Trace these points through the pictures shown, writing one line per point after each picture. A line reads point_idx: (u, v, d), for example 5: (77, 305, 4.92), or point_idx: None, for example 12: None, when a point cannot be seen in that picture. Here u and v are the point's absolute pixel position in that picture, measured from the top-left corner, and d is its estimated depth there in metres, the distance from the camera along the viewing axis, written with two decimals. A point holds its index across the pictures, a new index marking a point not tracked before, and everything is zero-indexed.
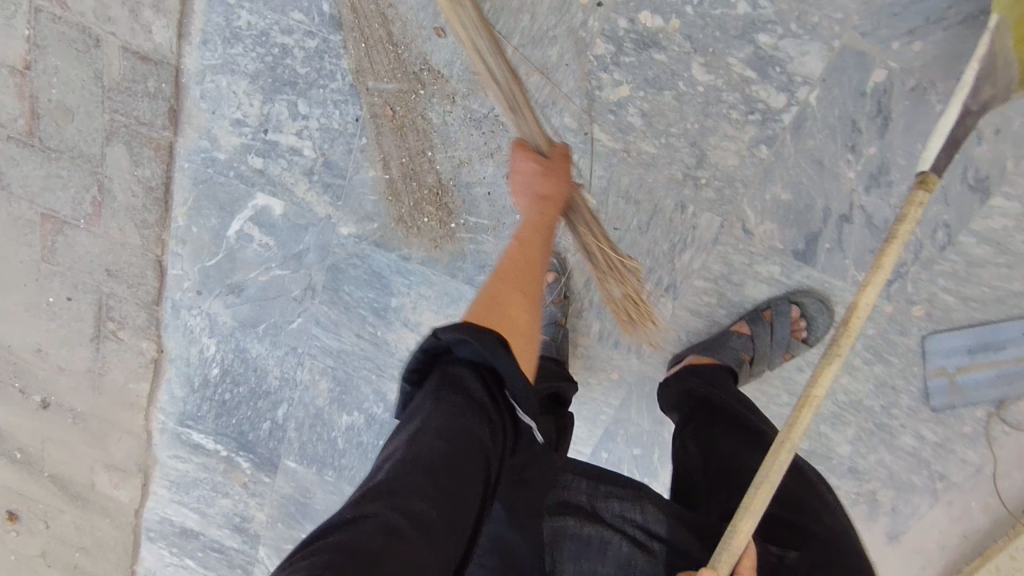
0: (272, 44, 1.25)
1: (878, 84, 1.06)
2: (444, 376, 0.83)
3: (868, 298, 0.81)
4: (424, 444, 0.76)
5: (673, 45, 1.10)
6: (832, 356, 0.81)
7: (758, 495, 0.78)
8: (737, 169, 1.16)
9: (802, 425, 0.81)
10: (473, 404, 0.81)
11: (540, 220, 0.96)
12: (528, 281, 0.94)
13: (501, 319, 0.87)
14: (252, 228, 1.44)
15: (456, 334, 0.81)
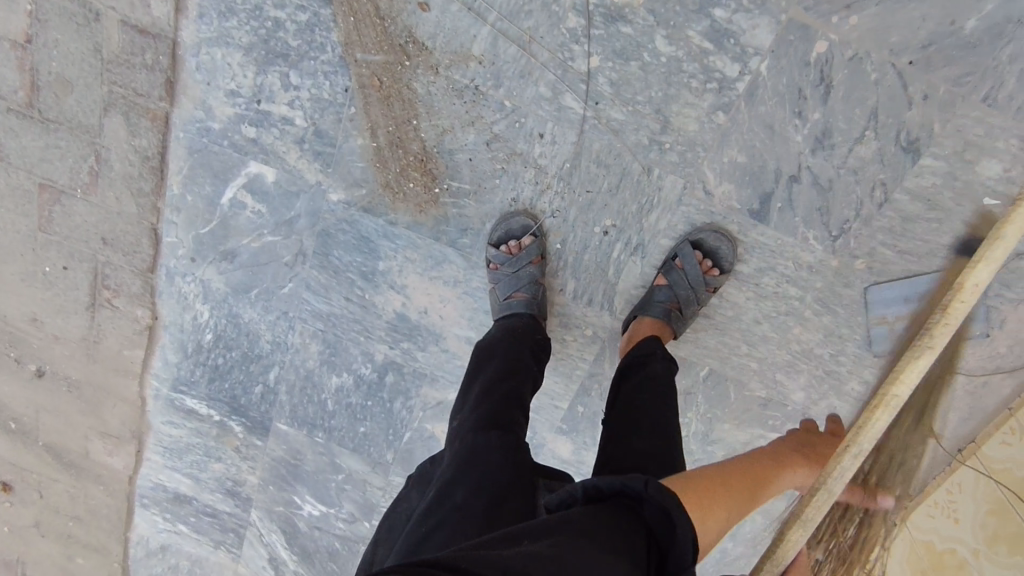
0: (265, 17, 1.32)
1: (821, 54, 1.18)
2: (623, 516, 0.82)
3: (978, 278, 0.85)
4: (572, 555, 0.75)
5: (638, 19, 1.21)
6: (925, 350, 0.86)
7: (813, 504, 0.88)
8: (697, 134, 1.27)
9: (873, 427, 0.86)
10: (636, 563, 0.78)
11: (777, 469, 1.13)
12: (739, 491, 1.01)
13: (700, 506, 0.92)
14: (246, 196, 1.52)
15: (665, 496, 0.80)
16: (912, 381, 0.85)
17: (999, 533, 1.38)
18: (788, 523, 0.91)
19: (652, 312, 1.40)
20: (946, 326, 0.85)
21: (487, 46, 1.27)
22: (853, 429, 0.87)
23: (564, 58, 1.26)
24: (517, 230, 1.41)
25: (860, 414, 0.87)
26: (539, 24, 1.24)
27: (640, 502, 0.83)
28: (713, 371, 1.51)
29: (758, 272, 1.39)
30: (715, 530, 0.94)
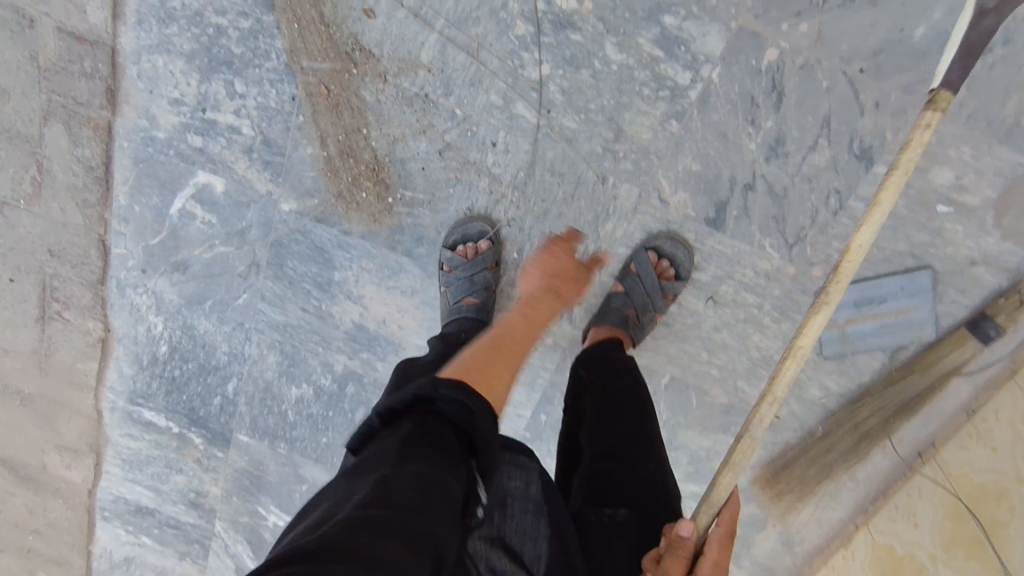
0: (207, 24, 1.28)
1: (772, 62, 1.16)
2: (421, 423, 0.80)
3: (862, 240, 0.84)
4: (395, 483, 0.71)
5: (587, 26, 1.19)
6: (820, 304, 0.86)
7: (741, 452, 0.91)
8: (651, 142, 1.25)
9: (786, 375, 0.88)
10: (452, 458, 0.77)
11: (553, 292, 1.21)
12: (495, 355, 1.05)
13: (475, 381, 0.93)
14: (195, 206, 1.48)
15: (455, 392, 0.81)
16: (815, 334, 0.87)
17: (954, 537, 1.41)
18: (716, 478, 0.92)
19: (609, 319, 1.39)
20: (839, 282, 0.86)
21: (435, 53, 1.24)
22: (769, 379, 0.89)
23: (515, 65, 1.23)
24: (473, 235, 1.37)
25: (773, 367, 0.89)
26: (487, 31, 1.22)
27: (435, 402, 0.81)
28: (675, 378, 1.49)
29: (716, 280, 1.37)
30: (504, 392, 0.99)
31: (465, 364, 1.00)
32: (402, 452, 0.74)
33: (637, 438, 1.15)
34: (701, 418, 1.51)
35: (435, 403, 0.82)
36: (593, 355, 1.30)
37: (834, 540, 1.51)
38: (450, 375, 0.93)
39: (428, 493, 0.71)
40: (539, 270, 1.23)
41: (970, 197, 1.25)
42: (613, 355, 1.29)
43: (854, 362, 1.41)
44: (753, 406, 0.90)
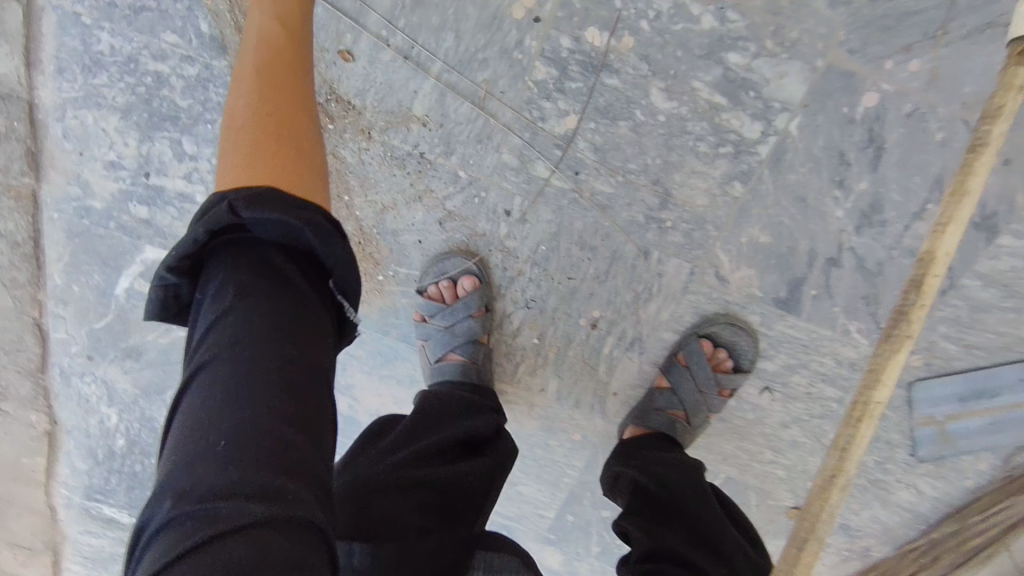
0: (143, 71, 1.02)
1: (870, 109, 0.89)
2: (238, 265, 0.63)
3: (947, 248, 0.60)
4: (245, 383, 0.58)
5: (627, 68, 0.92)
6: (899, 342, 0.61)
7: (803, 563, 0.61)
8: (707, 210, 0.99)
9: (860, 445, 0.62)
10: (290, 291, 0.63)
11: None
12: (293, 73, 0.74)
13: (297, 164, 0.66)
14: (145, 285, 1.22)
15: (258, 209, 0.60)
16: (894, 383, 0.62)
17: None
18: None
19: (654, 422, 1.13)
20: (919, 306, 0.62)
21: (431, 103, 0.97)
22: (837, 450, 0.63)
23: (533, 117, 0.96)
24: (453, 273, 1.08)
25: (838, 433, 0.64)
26: (498, 75, 0.95)
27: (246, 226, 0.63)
28: (731, 479, 1.23)
29: (787, 370, 1.10)
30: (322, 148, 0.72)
31: (245, 122, 0.68)
32: (236, 334, 0.60)
33: (697, 532, 0.97)
34: (763, 524, 1.24)
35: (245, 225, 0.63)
36: (636, 451, 1.08)
37: None
38: (243, 178, 0.64)
39: (293, 369, 0.60)
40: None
41: None
42: (660, 453, 1.07)
43: (955, 463, 1.15)
44: (814, 488, 0.63)
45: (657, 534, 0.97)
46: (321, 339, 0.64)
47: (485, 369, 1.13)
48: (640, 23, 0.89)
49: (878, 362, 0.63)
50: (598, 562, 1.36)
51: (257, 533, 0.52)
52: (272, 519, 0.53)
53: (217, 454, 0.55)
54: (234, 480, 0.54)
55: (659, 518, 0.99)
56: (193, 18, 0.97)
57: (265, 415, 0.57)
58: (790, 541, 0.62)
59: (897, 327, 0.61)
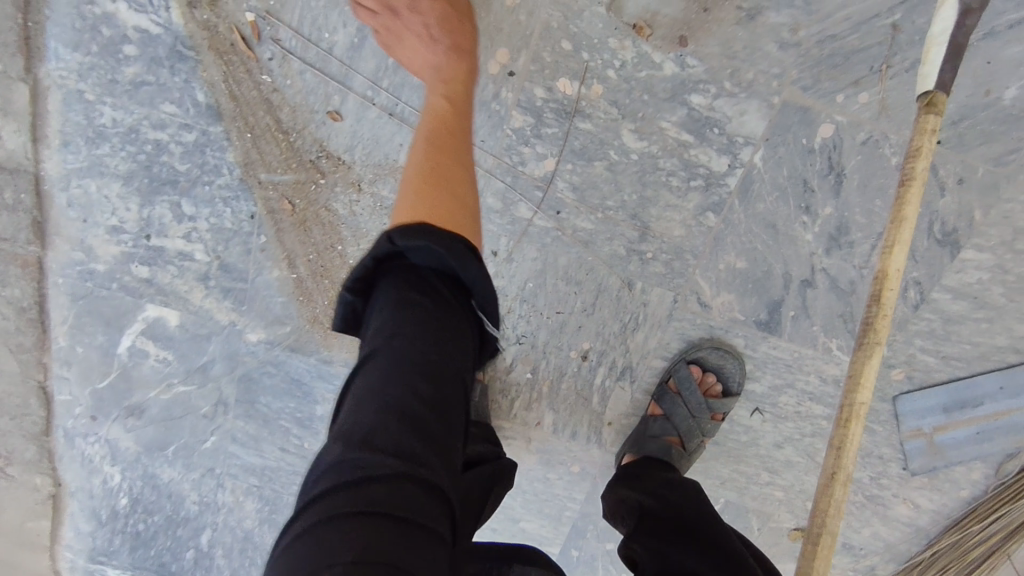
0: (144, 140, 1.08)
1: (827, 139, 0.96)
2: (401, 284, 0.70)
3: (897, 264, 0.66)
4: (400, 372, 0.66)
5: (598, 113, 0.98)
6: (870, 346, 0.67)
7: (821, 558, 0.66)
8: (684, 240, 1.04)
9: (852, 442, 0.67)
10: (446, 306, 0.70)
11: (459, 53, 0.88)
12: (451, 135, 0.83)
13: (456, 211, 0.75)
14: (147, 343, 1.25)
15: (419, 240, 0.68)
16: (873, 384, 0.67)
17: None
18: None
19: (649, 448, 1.13)
20: (882, 317, 0.67)
21: None
22: (833, 449, 0.68)
23: (513, 162, 1.02)
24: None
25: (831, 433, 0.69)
26: (478, 124, 1.00)
27: (404, 255, 0.71)
28: (730, 503, 1.24)
29: (774, 391, 1.13)
30: (473, 194, 0.80)
31: (411, 170, 0.80)
32: (392, 331, 0.68)
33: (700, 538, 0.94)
34: (766, 546, 1.26)
35: (404, 254, 0.71)
36: (640, 472, 1.09)
37: None
38: (409, 216, 0.73)
39: (438, 367, 0.68)
40: (428, 41, 0.88)
41: None
42: (665, 474, 1.08)
43: (947, 474, 1.16)
44: (819, 486, 0.68)
45: (665, 551, 0.92)
46: (463, 343, 0.71)
47: (482, 405, 1.14)
48: (606, 71, 0.96)
49: (855, 368, 0.67)
50: None
51: (396, 489, 0.61)
52: (409, 481, 0.61)
53: (363, 423, 0.63)
54: (382, 444, 0.62)
55: (666, 534, 0.95)
56: (190, 90, 1.04)
57: (413, 400, 0.65)
58: (807, 536, 0.67)
59: (866, 335, 0.67)
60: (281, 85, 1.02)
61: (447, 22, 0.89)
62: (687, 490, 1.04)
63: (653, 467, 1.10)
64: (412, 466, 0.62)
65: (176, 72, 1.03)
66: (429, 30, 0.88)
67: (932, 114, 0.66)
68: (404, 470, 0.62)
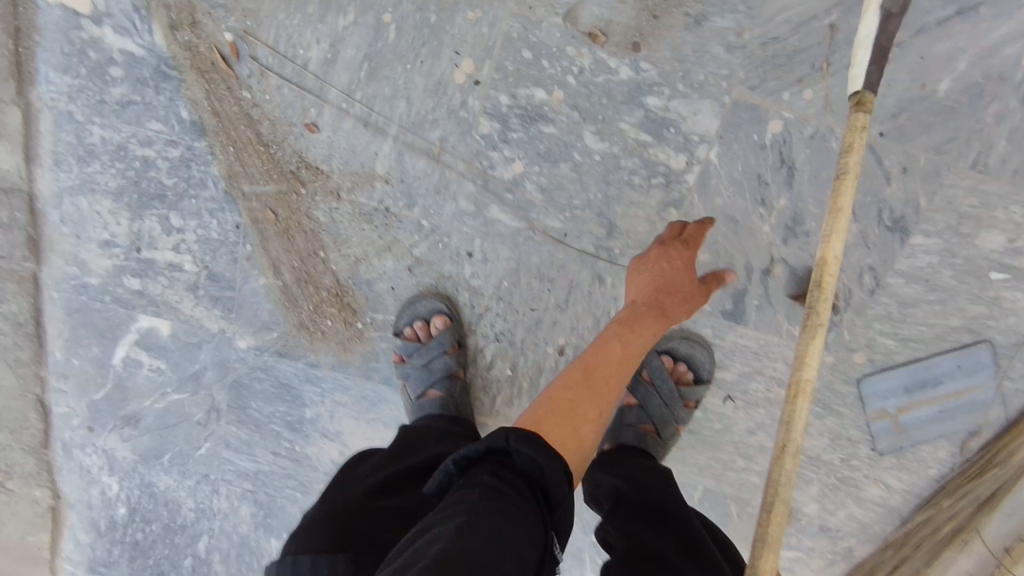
0: (132, 157, 1.13)
1: (777, 135, 1.01)
2: (496, 474, 0.74)
3: (834, 251, 0.68)
4: (464, 540, 0.67)
5: (560, 117, 1.03)
6: (812, 328, 0.69)
7: (776, 522, 0.67)
8: (649, 235, 1.09)
9: (800, 418, 0.69)
10: (531, 509, 0.73)
11: (649, 315, 0.96)
12: (594, 397, 0.86)
13: (569, 431, 0.80)
14: (140, 353, 1.30)
15: (527, 447, 0.73)
16: (818, 363, 0.69)
17: None
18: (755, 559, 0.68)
19: (624, 437, 1.18)
20: (823, 301, 0.69)
21: (392, 162, 1.09)
22: (782, 424, 0.69)
23: (483, 166, 1.08)
24: (425, 313, 1.17)
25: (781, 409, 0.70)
26: (448, 132, 1.06)
27: (509, 455, 0.75)
28: (709, 490, 1.28)
29: (743, 378, 1.18)
30: (592, 433, 0.84)
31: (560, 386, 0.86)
32: (471, 504, 0.71)
33: (680, 533, 0.94)
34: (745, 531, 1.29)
35: (511, 453, 0.76)
36: (615, 459, 1.11)
37: None
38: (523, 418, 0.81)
39: (497, 563, 0.66)
40: (660, 270, 0.97)
41: None
42: (640, 459, 1.12)
43: (915, 454, 1.20)
44: (771, 459, 0.69)
45: (637, 535, 0.93)
46: (536, 537, 0.71)
47: (462, 403, 1.18)
48: (566, 78, 1.02)
49: (800, 348, 0.70)
50: None
51: None
52: None
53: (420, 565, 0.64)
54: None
55: (642, 520, 0.97)
56: (175, 108, 1.09)
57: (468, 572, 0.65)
58: (761, 507, 0.69)
59: (808, 319, 0.69)
60: (261, 101, 1.08)
61: (659, 286, 0.97)
62: (668, 482, 1.06)
63: (632, 453, 1.13)
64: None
65: (161, 91, 1.09)
66: (657, 264, 0.98)
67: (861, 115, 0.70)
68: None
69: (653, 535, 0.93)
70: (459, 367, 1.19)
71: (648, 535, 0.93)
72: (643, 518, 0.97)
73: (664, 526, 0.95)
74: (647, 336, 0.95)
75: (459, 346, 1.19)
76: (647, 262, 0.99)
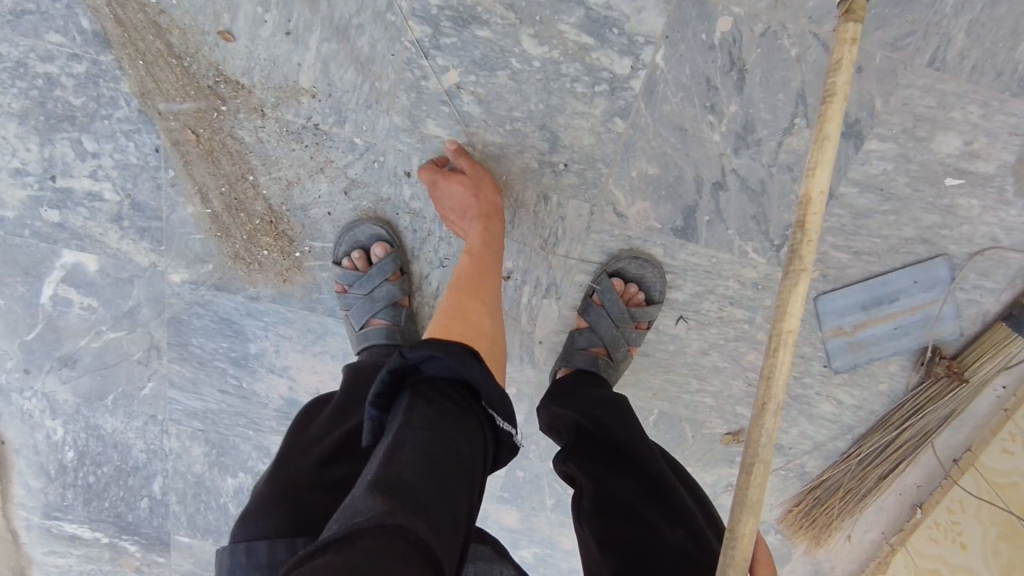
0: (34, 75, 1.04)
1: (726, 34, 0.95)
2: (415, 393, 0.80)
3: (820, 186, 0.67)
4: (410, 456, 0.73)
5: (495, 18, 0.95)
6: (795, 274, 0.69)
7: (755, 485, 0.71)
8: (595, 148, 1.03)
9: (781, 372, 0.70)
10: (455, 403, 0.79)
11: (489, 220, 1.00)
12: (475, 293, 0.93)
13: (468, 327, 0.87)
14: (69, 290, 1.24)
15: (423, 349, 0.79)
16: (800, 312, 0.69)
17: (1014, 560, 1.20)
18: (734, 516, 0.73)
19: (576, 362, 1.16)
20: (807, 242, 0.69)
21: (317, 74, 1.01)
22: (762, 380, 0.71)
23: (415, 76, 1.00)
24: (365, 240, 1.12)
25: (762, 363, 0.71)
26: (375, 39, 0.98)
27: (420, 368, 0.81)
28: (664, 413, 1.27)
29: (695, 298, 1.15)
30: (497, 326, 0.92)
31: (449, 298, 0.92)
32: (406, 432, 0.75)
33: (646, 479, 0.98)
34: (700, 453, 1.30)
35: (419, 368, 0.81)
36: (575, 391, 1.10)
37: (871, 564, 1.38)
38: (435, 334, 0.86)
39: (447, 451, 0.74)
40: (462, 207, 1.00)
41: (983, 163, 1.01)
42: (596, 391, 1.10)
43: (867, 369, 1.20)
44: (752, 415, 0.72)
45: (608, 484, 0.98)
46: (473, 433, 0.79)
47: (409, 330, 1.16)
48: None
49: (784, 297, 0.70)
50: (554, 512, 1.40)
51: (382, 539, 0.62)
52: (395, 533, 0.63)
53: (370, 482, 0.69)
54: (383, 505, 0.66)
55: (608, 463, 1.01)
56: (74, 16, 1.00)
57: (421, 475, 0.71)
58: (743, 466, 0.72)
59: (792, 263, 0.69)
60: (168, 6, 0.98)
61: (469, 194, 1.00)
62: (622, 411, 1.08)
63: (587, 385, 1.11)
64: (405, 516, 0.65)
65: None
66: (460, 202, 1.00)
67: (851, 22, 0.68)
68: (397, 519, 0.64)
69: (623, 485, 0.98)
70: (403, 295, 1.16)
71: (615, 488, 0.98)
72: (608, 465, 1.00)
73: (630, 470, 0.99)
74: (492, 240, 0.99)
75: (403, 273, 1.15)
76: (443, 194, 1.01)
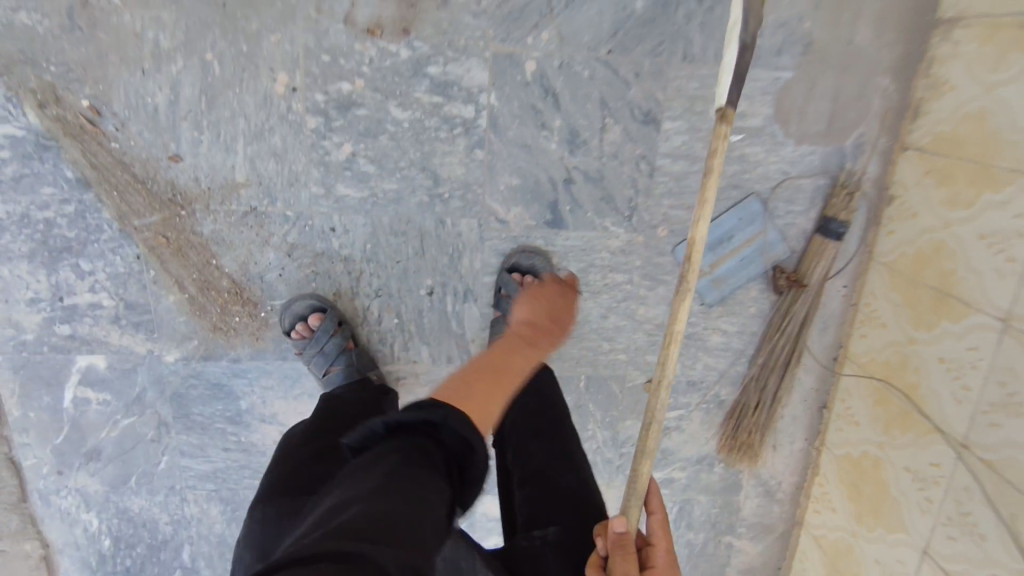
0: (35, 222, 1.35)
1: (535, 71, 1.29)
2: (418, 441, 0.85)
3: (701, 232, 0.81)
4: (415, 486, 0.77)
5: (367, 99, 1.29)
6: (684, 292, 0.83)
7: (649, 447, 0.87)
8: (467, 175, 1.35)
9: (672, 357, 0.85)
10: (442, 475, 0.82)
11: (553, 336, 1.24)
12: (501, 377, 1.05)
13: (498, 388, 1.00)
14: (86, 389, 1.50)
15: (457, 425, 0.87)
16: (687, 316, 0.83)
17: (888, 418, 1.40)
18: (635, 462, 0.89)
19: None
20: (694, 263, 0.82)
21: (248, 170, 1.33)
22: (658, 364, 0.86)
23: (320, 154, 1.33)
24: (305, 311, 1.41)
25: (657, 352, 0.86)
26: (285, 135, 1.32)
27: (437, 427, 0.87)
28: (590, 376, 1.53)
29: (581, 273, 1.44)
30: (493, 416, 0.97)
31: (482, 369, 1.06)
32: (408, 463, 0.81)
33: (554, 438, 1.20)
34: (629, 403, 1.55)
35: (435, 427, 0.87)
36: None
37: (808, 469, 1.63)
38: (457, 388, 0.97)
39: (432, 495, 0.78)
40: (548, 314, 1.25)
41: (752, 118, 1.34)
42: None
43: (734, 298, 1.48)
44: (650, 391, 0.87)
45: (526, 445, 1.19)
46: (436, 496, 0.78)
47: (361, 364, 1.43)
48: (362, 68, 1.28)
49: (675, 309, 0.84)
50: None
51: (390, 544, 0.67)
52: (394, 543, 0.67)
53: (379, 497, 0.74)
54: (381, 513, 0.71)
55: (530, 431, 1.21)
56: (60, 170, 1.31)
57: (418, 505, 0.75)
58: (642, 426, 0.88)
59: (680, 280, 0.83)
60: (128, 147, 1.31)
61: (551, 323, 1.25)
62: (543, 388, 1.29)
63: None
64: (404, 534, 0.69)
65: (45, 160, 1.30)
66: (549, 315, 1.25)
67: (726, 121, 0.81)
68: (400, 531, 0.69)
69: (537, 442, 1.19)
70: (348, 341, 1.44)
71: (529, 447, 1.18)
72: (528, 431, 1.21)
73: (542, 434, 1.20)
74: (535, 352, 1.17)
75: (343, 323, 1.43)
76: (552, 303, 1.28)
